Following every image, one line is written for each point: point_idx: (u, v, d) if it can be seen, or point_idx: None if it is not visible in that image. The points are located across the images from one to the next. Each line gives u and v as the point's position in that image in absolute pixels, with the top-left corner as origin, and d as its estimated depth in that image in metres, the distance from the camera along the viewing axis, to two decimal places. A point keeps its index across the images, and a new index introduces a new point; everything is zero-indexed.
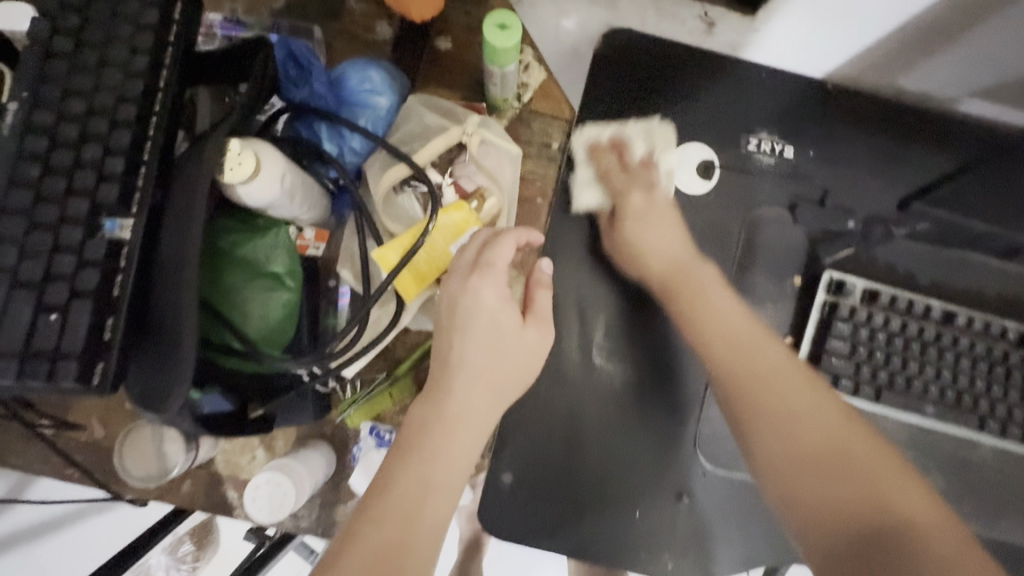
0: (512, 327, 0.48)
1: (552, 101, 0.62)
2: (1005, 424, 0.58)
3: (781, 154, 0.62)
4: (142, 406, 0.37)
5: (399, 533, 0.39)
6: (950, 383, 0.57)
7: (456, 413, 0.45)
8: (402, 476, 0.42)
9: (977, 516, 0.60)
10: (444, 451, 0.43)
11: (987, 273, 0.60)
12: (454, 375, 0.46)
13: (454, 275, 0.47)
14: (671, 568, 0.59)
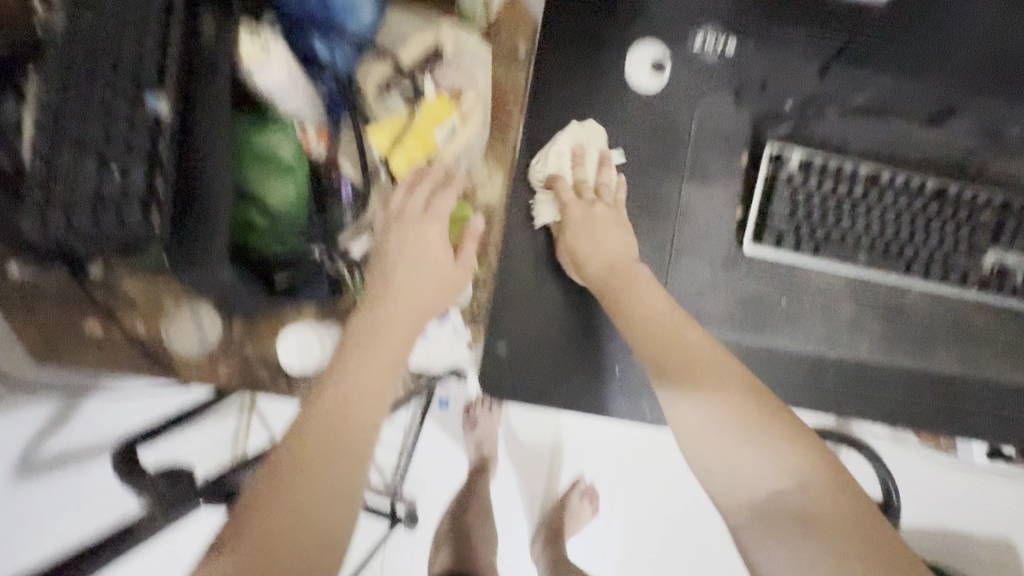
0: (446, 260, 0.58)
1: (515, 15, 0.68)
2: (931, 267, 0.66)
3: (725, 47, 0.69)
4: (181, 258, 0.45)
5: (343, 412, 0.49)
6: (879, 233, 0.66)
7: (394, 325, 0.54)
8: (349, 371, 0.51)
9: (914, 354, 0.69)
10: (381, 353, 0.53)
11: (911, 140, 0.69)
12: (389, 297, 0.55)
13: (403, 218, 0.58)
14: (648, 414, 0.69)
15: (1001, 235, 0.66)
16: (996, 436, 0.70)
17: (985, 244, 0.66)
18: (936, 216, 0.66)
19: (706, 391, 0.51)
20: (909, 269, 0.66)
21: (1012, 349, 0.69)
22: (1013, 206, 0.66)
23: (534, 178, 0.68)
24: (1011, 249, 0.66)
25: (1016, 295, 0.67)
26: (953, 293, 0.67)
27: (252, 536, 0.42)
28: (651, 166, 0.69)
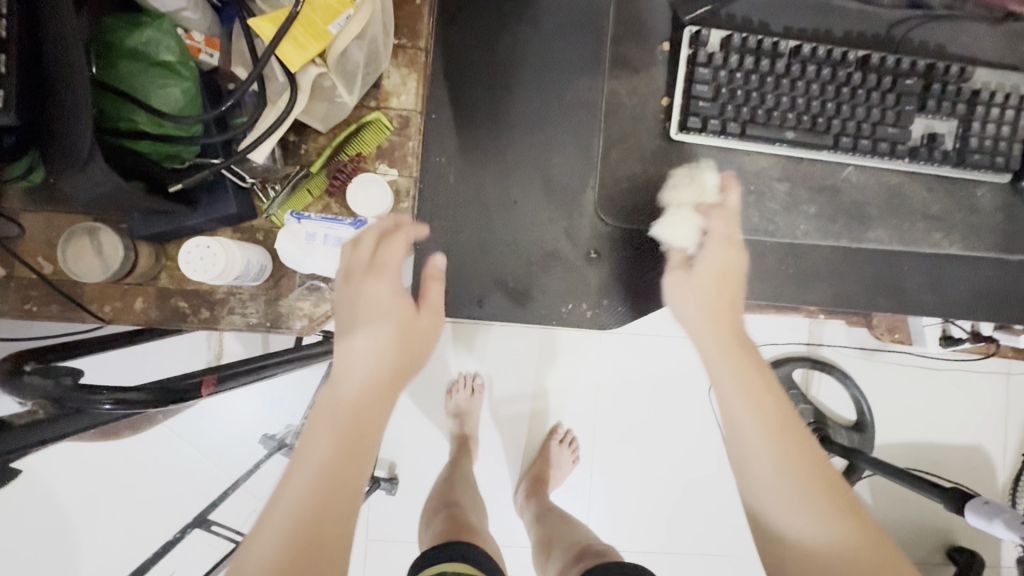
0: (403, 312, 0.47)
1: None
2: (860, 139, 0.65)
3: None
4: (55, 150, 0.45)
5: (304, 543, 0.37)
6: (805, 110, 0.65)
7: (351, 425, 0.41)
8: (297, 492, 0.39)
9: (852, 231, 0.69)
10: (338, 462, 0.40)
11: (831, 13, 0.67)
12: (337, 378, 0.44)
13: (349, 271, 0.49)
14: (591, 315, 0.68)
15: (927, 100, 0.65)
16: (938, 306, 0.71)
17: (912, 110, 0.65)
18: (861, 87, 0.65)
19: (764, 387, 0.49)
20: (839, 143, 0.65)
21: (945, 218, 0.69)
22: (936, 70, 0.65)
23: (451, 83, 0.66)
24: (938, 114, 0.65)
25: (945, 161, 0.66)
26: (884, 164, 0.66)
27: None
28: (572, 60, 0.66)
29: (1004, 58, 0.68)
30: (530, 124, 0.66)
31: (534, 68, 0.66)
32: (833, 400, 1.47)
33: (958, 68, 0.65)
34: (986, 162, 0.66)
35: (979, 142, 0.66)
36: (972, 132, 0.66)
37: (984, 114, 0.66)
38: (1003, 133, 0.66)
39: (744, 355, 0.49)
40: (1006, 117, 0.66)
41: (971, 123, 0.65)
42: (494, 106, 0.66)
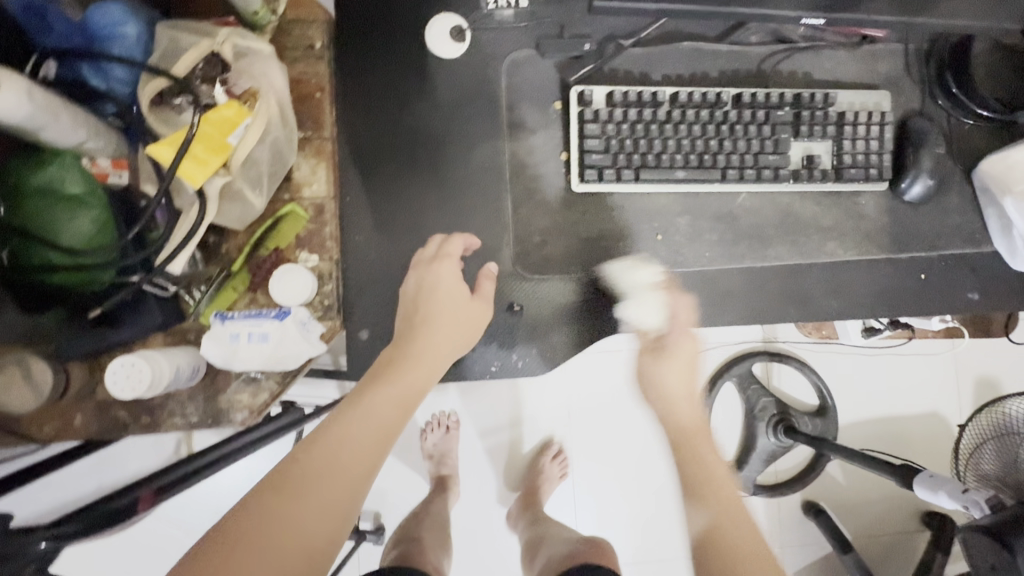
0: (463, 295, 0.65)
1: (304, 9, 0.67)
2: (745, 168, 0.71)
3: (516, 5, 0.71)
4: None
5: (336, 477, 0.47)
6: (692, 150, 0.70)
7: (414, 378, 0.56)
8: (345, 426, 0.50)
9: (753, 252, 0.74)
10: (375, 411, 0.52)
11: (706, 57, 0.74)
12: (419, 333, 0.61)
13: (420, 264, 0.65)
14: (521, 364, 0.71)
15: (799, 127, 0.71)
16: (843, 309, 0.76)
17: (788, 137, 0.71)
18: (738, 122, 0.70)
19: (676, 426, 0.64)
20: (727, 174, 0.70)
21: (835, 229, 0.75)
22: (804, 98, 0.71)
23: (360, 165, 0.69)
24: (812, 137, 0.72)
25: (826, 178, 0.72)
26: (773, 187, 0.72)
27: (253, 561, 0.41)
28: (472, 131, 0.71)
29: (864, 79, 0.76)
30: (441, 195, 0.70)
31: (437, 141, 0.70)
32: (793, 390, 1.53)
33: (822, 94, 0.72)
34: (863, 174, 0.72)
35: (853, 157, 0.72)
36: (844, 150, 0.72)
37: (852, 133, 0.72)
38: (873, 147, 0.72)
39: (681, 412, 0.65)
40: (872, 133, 0.72)
41: (843, 142, 0.72)
42: (405, 181, 0.70)
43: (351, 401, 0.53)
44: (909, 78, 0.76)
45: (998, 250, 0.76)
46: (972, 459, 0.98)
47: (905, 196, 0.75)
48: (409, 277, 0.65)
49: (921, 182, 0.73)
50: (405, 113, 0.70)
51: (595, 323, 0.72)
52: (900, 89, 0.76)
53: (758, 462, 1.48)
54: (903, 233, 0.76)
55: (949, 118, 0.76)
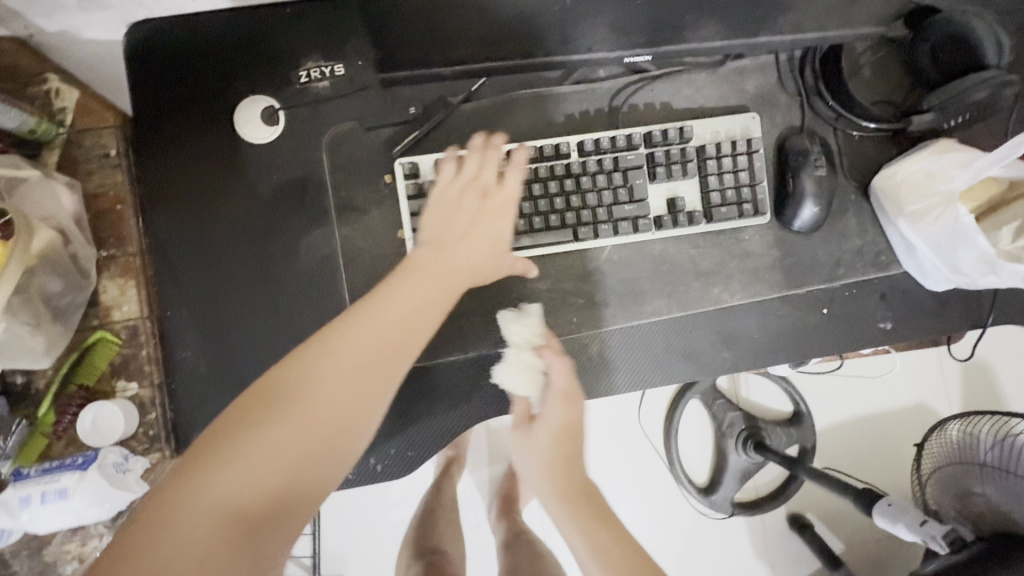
0: (500, 241, 0.57)
1: (94, 115, 0.64)
2: (599, 223, 0.64)
3: (332, 74, 0.65)
4: None
5: (336, 412, 0.43)
6: (535, 211, 0.63)
7: (408, 319, 0.48)
8: (335, 366, 0.44)
9: (626, 310, 0.66)
10: (368, 345, 0.45)
11: (548, 101, 0.66)
12: (454, 251, 0.54)
13: (492, 191, 0.57)
14: (380, 468, 0.65)
15: (654, 169, 0.64)
16: (738, 361, 0.69)
17: (643, 182, 0.64)
18: (584, 174, 0.63)
19: (569, 470, 0.56)
20: (579, 233, 0.63)
21: (718, 272, 0.67)
22: (656, 136, 0.64)
23: (176, 273, 0.63)
24: (673, 177, 0.64)
25: (695, 220, 0.64)
26: (635, 239, 0.64)
27: (220, 504, 0.38)
28: (294, 219, 0.65)
29: (732, 101, 0.67)
30: (271, 292, 0.64)
31: (260, 235, 0.64)
32: (761, 397, 1.27)
33: (676, 128, 0.64)
34: (737, 210, 0.65)
35: (722, 194, 0.64)
36: (710, 187, 0.64)
37: (717, 166, 0.64)
38: (743, 178, 0.65)
39: (570, 482, 0.55)
40: (740, 165, 0.64)
41: (708, 178, 0.64)
42: (230, 284, 0.64)
43: (356, 323, 0.46)
44: (784, 91, 0.68)
45: (907, 270, 0.68)
46: (955, 472, 0.85)
47: (794, 223, 0.66)
48: (469, 198, 0.57)
49: (808, 207, 0.65)
50: (221, 209, 0.64)
51: (458, 413, 0.66)
52: (774, 106, 0.68)
53: (731, 483, 1.24)
54: (796, 266, 0.67)
55: (836, 132, 0.68)
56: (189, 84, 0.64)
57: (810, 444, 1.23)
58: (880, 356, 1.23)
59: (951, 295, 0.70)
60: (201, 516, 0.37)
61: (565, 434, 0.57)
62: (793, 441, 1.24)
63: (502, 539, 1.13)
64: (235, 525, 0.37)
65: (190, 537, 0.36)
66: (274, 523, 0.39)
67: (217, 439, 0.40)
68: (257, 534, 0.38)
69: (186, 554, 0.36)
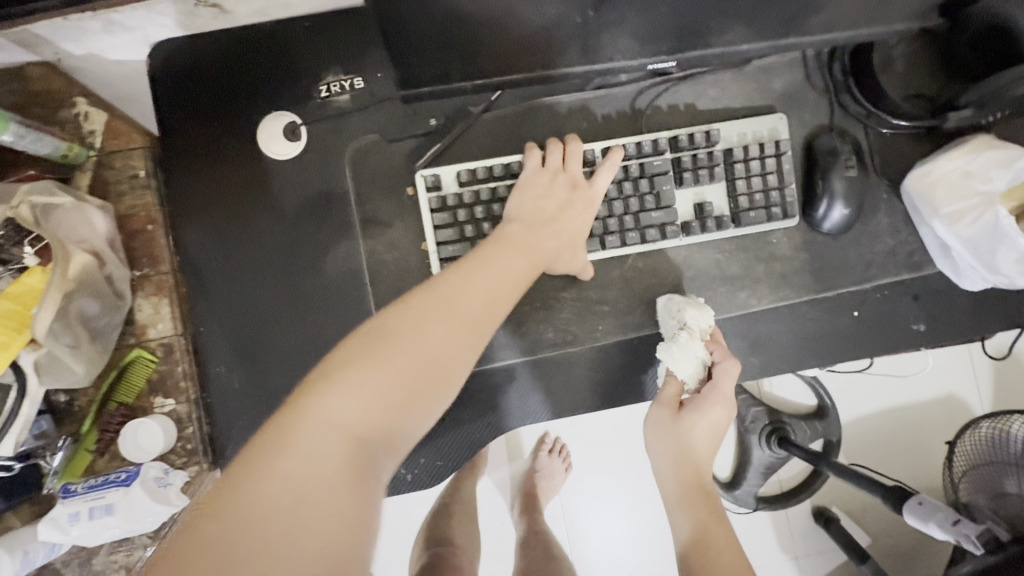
0: (580, 232, 0.60)
1: (122, 137, 0.65)
2: (627, 232, 0.63)
3: (352, 88, 0.65)
4: None
5: (440, 353, 0.42)
6: None
7: (513, 281, 0.49)
8: (444, 309, 0.44)
9: (654, 316, 0.66)
10: (472, 296, 0.45)
11: (571, 108, 0.65)
12: (544, 224, 0.56)
13: (577, 187, 0.60)
14: (411, 477, 0.66)
15: (682, 175, 0.63)
16: (765, 366, 0.68)
17: (672, 189, 0.63)
18: (612, 184, 0.63)
19: (689, 469, 0.60)
20: (606, 243, 0.63)
21: (746, 276, 0.66)
22: (682, 141, 0.63)
23: (209, 291, 0.64)
24: (702, 181, 0.63)
25: (722, 226, 0.63)
26: (661, 246, 0.64)
27: (349, 421, 0.38)
28: (320, 234, 0.65)
29: (759, 101, 0.66)
30: (299, 307, 0.65)
31: (288, 249, 0.65)
32: (786, 393, 1.25)
33: (704, 133, 0.63)
34: (766, 215, 0.64)
35: (751, 198, 0.63)
36: (739, 192, 0.63)
37: (745, 171, 0.63)
38: (771, 183, 0.64)
39: (689, 479, 0.59)
40: (767, 170, 0.63)
41: (736, 182, 0.63)
42: (260, 299, 0.65)
43: (470, 274, 0.47)
44: (812, 89, 0.66)
45: (942, 271, 0.66)
46: (990, 474, 0.85)
47: (823, 225, 0.65)
48: (558, 185, 0.59)
49: (839, 208, 0.64)
50: (248, 226, 0.65)
51: (485, 422, 0.67)
52: (802, 105, 0.66)
53: (755, 478, 1.23)
54: (827, 269, 0.66)
55: (866, 130, 0.66)
56: (213, 103, 0.65)
57: (835, 438, 1.21)
58: (910, 355, 1.21)
59: (985, 295, 0.68)
60: (329, 429, 0.37)
61: (713, 430, 0.61)
62: (818, 436, 1.21)
63: (521, 536, 1.13)
64: (359, 442, 0.38)
65: (322, 447, 0.36)
66: (393, 443, 0.39)
67: (342, 357, 0.40)
68: (379, 452, 0.38)
69: (316, 465, 0.36)
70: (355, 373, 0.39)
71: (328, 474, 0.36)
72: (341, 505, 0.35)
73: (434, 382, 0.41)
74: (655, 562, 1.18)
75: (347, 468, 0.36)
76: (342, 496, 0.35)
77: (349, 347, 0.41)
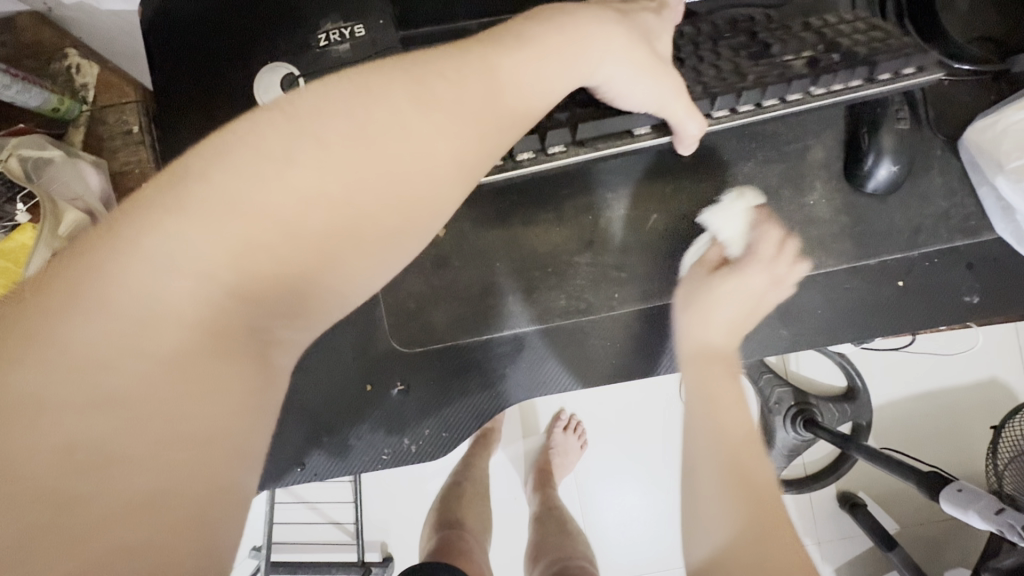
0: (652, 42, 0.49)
1: (115, 90, 0.62)
2: (740, 91, 0.54)
3: (352, 36, 0.60)
4: None
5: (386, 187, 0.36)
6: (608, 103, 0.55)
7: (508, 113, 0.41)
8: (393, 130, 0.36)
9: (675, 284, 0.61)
10: (434, 120, 0.37)
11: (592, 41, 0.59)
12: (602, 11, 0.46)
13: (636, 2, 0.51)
14: (415, 449, 0.63)
15: (768, 39, 0.57)
16: (798, 339, 0.63)
17: (765, 51, 0.56)
18: (690, 55, 0.56)
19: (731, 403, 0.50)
20: (713, 109, 0.55)
21: None
22: (744, 18, 0.59)
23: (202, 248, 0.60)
24: (792, 43, 0.57)
25: (853, 71, 0.54)
26: (783, 109, 0.55)
27: (208, 293, 0.33)
28: None
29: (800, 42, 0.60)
30: None
31: None
32: (813, 372, 1.19)
33: (762, 12, 0.59)
34: (899, 59, 0.55)
35: (866, 46, 0.56)
36: (845, 42, 0.56)
37: (835, 30, 0.57)
38: (875, 35, 0.57)
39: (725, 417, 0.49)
40: (860, 26, 0.57)
41: (833, 37, 0.57)
42: None
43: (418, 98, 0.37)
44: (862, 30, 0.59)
45: (1003, 236, 0.59)
46: None
47: (868, 184, 0.59)
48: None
49: (886, 165, 0.57)
50: None
51: (493, 394, 0.63)
52: None
53: (779, 459, 1.17)
54: (870, 235, 0.60)
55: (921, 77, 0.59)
56: (206, 53, 0.61)
57: (865, 422, 1.14)
58: (958, 331, 1.13)
59: None
60: (180, 299, 0.32)
61: (744, 297, 0.56)
62: (847, 418, 1.15)
63: (534, 512, 1.11)
64: (229, 312, 0.33)
65: (171, 317, 0.32)
66: (286, 320, 0.36)
67: (206, 194, 0.33)
68: (262, 339, 0.35)
69: (161, 346, 0.31)
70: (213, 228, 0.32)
71: (181, 356, 0.32)
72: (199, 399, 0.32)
73: (331, 252, 0.35)
74: (668, 541, 1.15)
75: (213, 347, 0.33)
76: (207, 386, 0.32)
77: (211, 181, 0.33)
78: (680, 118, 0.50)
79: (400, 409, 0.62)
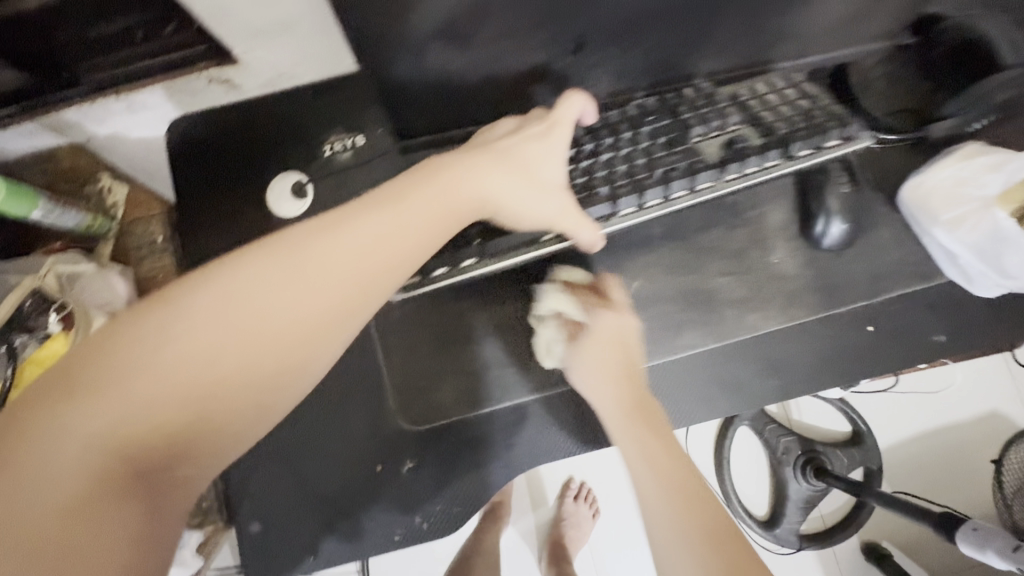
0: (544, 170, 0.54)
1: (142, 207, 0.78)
2: (645, 189, 0.59)
3: (354, 145, 0.68)
4: None
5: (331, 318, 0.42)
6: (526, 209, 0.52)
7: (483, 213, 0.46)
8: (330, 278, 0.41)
9: (660, 344, 0.65)
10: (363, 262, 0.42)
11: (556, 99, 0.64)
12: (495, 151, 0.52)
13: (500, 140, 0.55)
14: (427, 526, 0.64)
15: (689, 122, 0.62)
16: (785, 389, 0.67)
17: (682, 140, 0.61)
18: (604, 151, 0.62)
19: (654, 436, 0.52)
20: (619, 208, 0.59)
21: (752, 299, 0.66)
22: (668, 99, 0.64)
23: None
24: (730, 122, 0.62)
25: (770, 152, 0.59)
26: (712, 190, 0.59)
27: (95, 454, 0.36)
28: None
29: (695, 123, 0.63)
30: None
31: None
32: (816, 420, 1.19)
33: (692, 90, 0.65)
34: (817, 135, 0.60)
35: (788, 127, 0.60)
36: (765, 121, 0.61)
37: (761, 104, 0.63)
38: (802, 107, 0.62)
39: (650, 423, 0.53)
40: (788, 100, 0.63)
41: (762, 115, 0.62)
42: None
43: None
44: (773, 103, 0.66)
45: (952, 279, 0.65)
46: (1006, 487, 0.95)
47: (823, 241, 0.65)
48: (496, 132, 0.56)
49: (837, 224, 0.64)
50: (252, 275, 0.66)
51: (501, 462, 0.66)
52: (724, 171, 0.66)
53: (795, 513, 1.14)
54: (833, 286, 0.65)
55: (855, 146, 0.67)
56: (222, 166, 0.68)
57: (875, 466, 1.13)
58: (937, 368, 1.15)
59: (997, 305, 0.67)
60: (67, 460, 0.36)
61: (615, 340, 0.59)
62: (857, 464, 1.14)
63: None
64: (121, 464, 0.37)
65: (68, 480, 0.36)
66: (172, 461, 0.39)
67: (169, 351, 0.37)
68: (149, 478, 0.38)
69: (32, 505, 0.35)
70: (160, 380, 0.37)
71: (65, 512, 0.35)
72: (80, 538, 0.35)
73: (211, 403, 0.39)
74: None
75: (111, 496, 0.37)
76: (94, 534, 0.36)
77: (150, 371, 0.37)
78: (572, 228, 0.54)
79: (413, 486, 0.64)
